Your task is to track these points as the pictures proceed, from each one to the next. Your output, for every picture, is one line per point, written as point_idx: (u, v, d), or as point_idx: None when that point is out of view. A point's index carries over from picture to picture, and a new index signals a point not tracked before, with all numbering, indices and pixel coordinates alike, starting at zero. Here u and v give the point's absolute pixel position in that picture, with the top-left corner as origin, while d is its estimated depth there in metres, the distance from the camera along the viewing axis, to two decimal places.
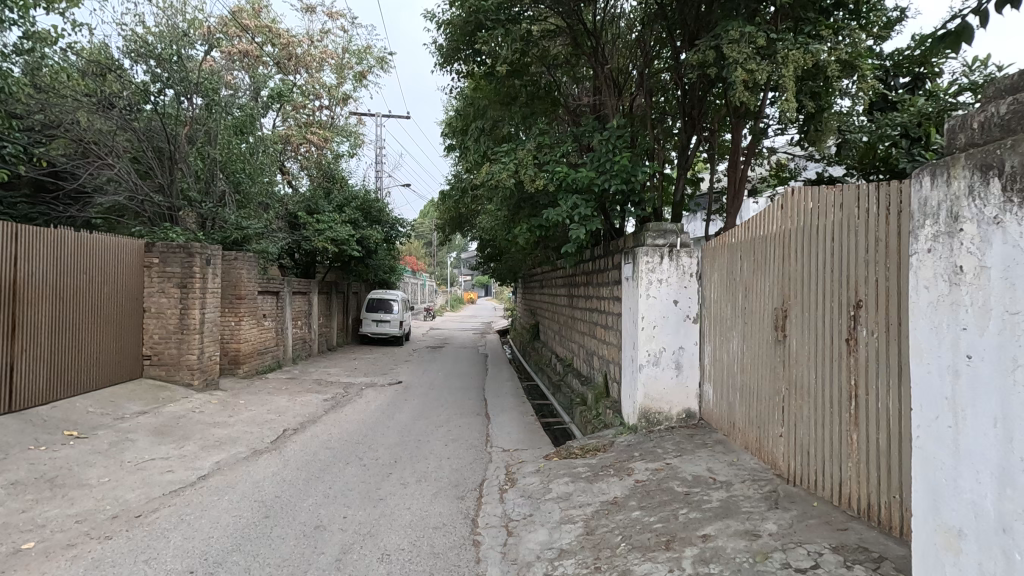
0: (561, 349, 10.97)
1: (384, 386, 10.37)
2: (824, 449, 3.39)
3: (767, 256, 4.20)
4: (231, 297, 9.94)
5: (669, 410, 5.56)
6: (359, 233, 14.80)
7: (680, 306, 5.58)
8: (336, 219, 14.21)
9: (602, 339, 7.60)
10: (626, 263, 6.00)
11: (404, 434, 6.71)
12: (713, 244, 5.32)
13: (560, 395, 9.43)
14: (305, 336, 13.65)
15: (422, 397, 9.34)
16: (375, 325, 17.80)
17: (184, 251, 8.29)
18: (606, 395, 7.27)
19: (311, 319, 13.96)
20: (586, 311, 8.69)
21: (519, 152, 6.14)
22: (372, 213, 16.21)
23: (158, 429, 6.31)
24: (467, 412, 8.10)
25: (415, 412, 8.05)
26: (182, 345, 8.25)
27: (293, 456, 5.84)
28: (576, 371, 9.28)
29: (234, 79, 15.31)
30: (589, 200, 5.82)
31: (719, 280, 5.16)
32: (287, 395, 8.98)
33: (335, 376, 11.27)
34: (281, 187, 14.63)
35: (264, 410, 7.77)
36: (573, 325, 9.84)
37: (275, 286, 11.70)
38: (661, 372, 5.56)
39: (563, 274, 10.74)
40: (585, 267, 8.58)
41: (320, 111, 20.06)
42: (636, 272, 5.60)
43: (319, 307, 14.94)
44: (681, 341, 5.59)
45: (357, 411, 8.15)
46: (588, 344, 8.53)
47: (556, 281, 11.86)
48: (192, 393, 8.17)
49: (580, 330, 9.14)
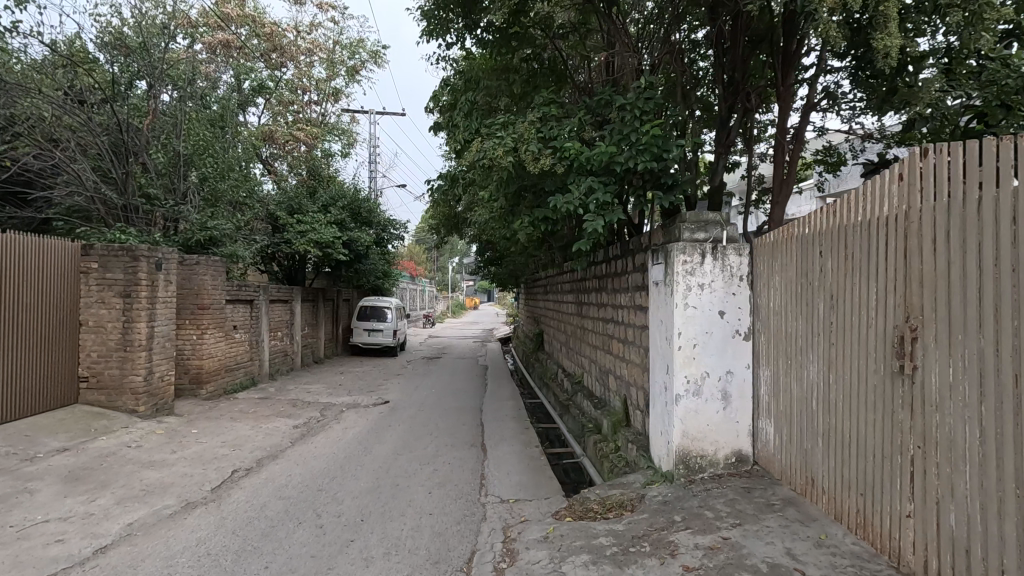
0: (570, 364, 9.72)
1: (368, 407, 9.12)
2: (1002, 552, 2.15)
3: (866, 251, 2.98)
4: (192, 308, 8.73)
5: (713, 454, 4.31)
6: (347, 235, 13.61)
7: (728, 319, 4.35)
8: (321, 219, 13.04)
9: (621, 357, 6.37)
10: (655, 264, 4.77)
11: (381, 477, 5.47)
12: (771, 238, 4.09)
13: (569, 418, 8.16)
14: (287, 349, 12.43)
15: (409, 421, 8.09)
16: (366, 335, 16.59)
17: (128, 254, 7.06)
18: (628, 426, 6.01)
19: (293, 330, 12.75)
20: (599, 322, 7.46)
21: (519, 126, 4.92)
22: (362, 214, 15.02)
23: (71, 475, 5.08)
24: (460, 443, 6.85)
25: (399, 443, 6.80)
26: (125, 366, 7.01)
27: (234, 510, 4.61)
28: (588, 392, 8.01)
29: (212, 71, 14.18)
30: (608, 183, 4.60)
31: (782, 287, 3.91)
32: (252, 420, 7.75)
33: (315, 395, 10.04)
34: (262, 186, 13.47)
35: (217, 442, 6.53)
36: (583, 338, 8.58)
37: (249, 293, 10.49)
38: (703, 404, 4.32)
39: (571, 279, 9.54)
40: (598, 271, 7.36)
41: (309, 107, 18.93)
42: (671, 274, 4.37)
43: (304, 316, 13.73)
44: (729, 364, 4.34)
45: (330, 441, 6.90)
46: (602, 362, 7.29)
47: (563, 287, 10.64)
48: (138, 421, 6.95)
49: (592, 344, 7.90)
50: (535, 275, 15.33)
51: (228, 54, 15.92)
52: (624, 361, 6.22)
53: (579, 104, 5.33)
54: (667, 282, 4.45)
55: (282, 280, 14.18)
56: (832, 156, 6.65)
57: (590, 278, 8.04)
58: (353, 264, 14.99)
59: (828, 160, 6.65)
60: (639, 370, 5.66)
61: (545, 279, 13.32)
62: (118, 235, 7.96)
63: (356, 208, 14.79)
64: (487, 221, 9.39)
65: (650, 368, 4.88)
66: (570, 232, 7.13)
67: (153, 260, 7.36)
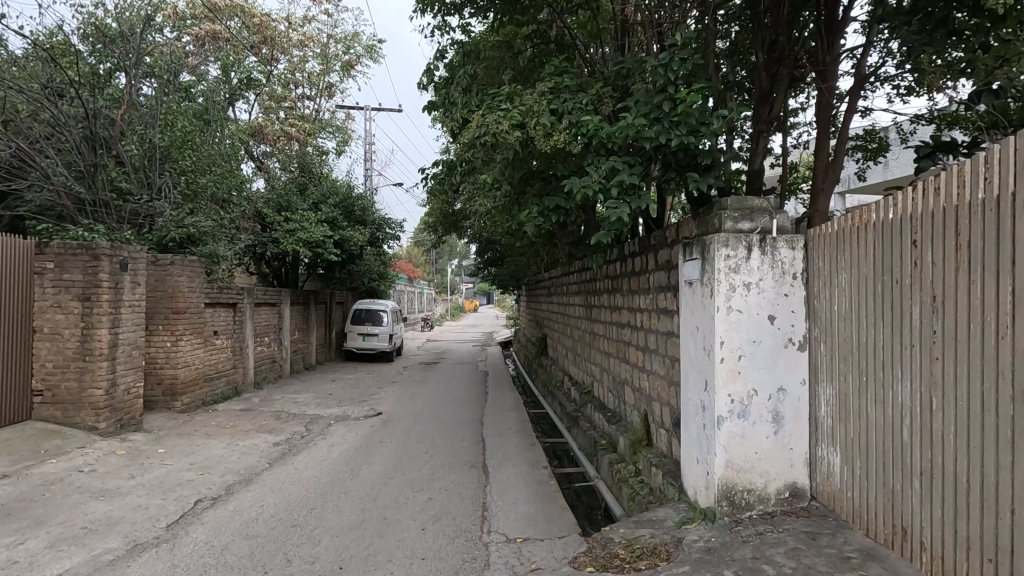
0: (578, 372, 8.99)
1: (358, 420, 8.38)
2: None
3: (994, 239, 2.25)
4: (165, 312, 7.98)
5: (763, 488, 3.58)
6: (340, 234, 12.87)
7: (780, 326, 3.62)
8: (312, 217, 12.29)
9: (640, 367, 5.65)
10: (688, 259, 4.06)
11: (367, 509, 4.72)
12: (836, 227, 3.36)
13: (578, 432, 7.42)
14: (275, 355, 11.70)
15: (402, 436, 7.36)
16: (361, 340, 15.85)
17: (88, 252, 6.33)
18: (651, 446, 5.27)
19: (282, 336, 12.02)
20: (613, 326, 6.73)
21: (527, 98, 4.20)
22: (355, 212, 14.27)
23: (3, 509, 4.35)
24: (458, 463, 6.11)
25: (390, 463, 6.05)
26: (84, 378, 6.26)
27: (190, 553, 3.87)
28: (601, 404, 7.27)
29: (197, 63, 13.50)
30: (634, 164, 3.89)
31: (852, 287, 3.19)
32: (229, 436, 7.01)
33: (303, 406, 9.29)
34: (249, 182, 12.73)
35: (185, 464, 5.79)
36: (594, 344, 7.83)
37: (232, 296, 9.76)
38: (751, 428, 3.59)
39: (580, 280, 8.81)
40: (613, 271, 6.65)
41: (303, 103, 18.25)
42: (710, 272, 3.67)
43: (294, 320, 12.99)
44: (780, 379, 3.61)
45: (313, 462, 6.15)
46: (617, 372, 6.56)
47: (570, 288, 9.92)
48: (98, 439, 6.20)
49: (605, 351, 7.17)
50: (539, 276, 14.59)
51: (216, 46, 15.22)
52: (645, 372, 5.49)
53: (596, 75, 4.61)
54: (705, 280, 3.74)
55: (271, 282, 13.43)
56: (873, 142, 5.95)
57: (601, 278, 7.33)
58: (347, 264, 14.24)
59: (869, 145, 5.94)
60: (664, 382, 4.93)
61: (550, 279, 12.61)
62: (81, 232, 7.23)
63: (350, 206, 14.06)
64: (491, 215, 8.65)
65: (682, 383, 4.16)
66: (582, 224, 6.41)
67: (117, 259, 6.62)
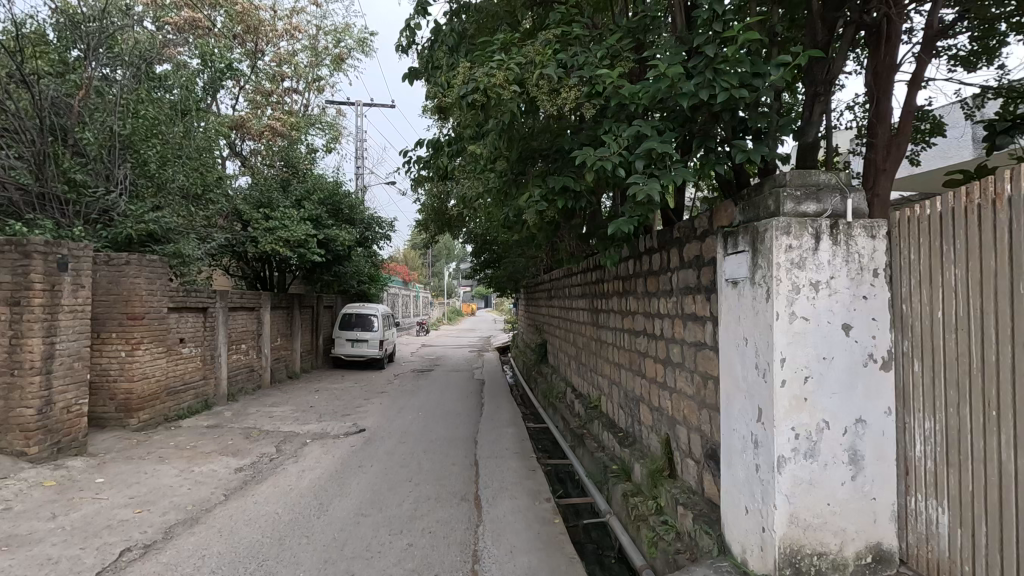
0: (583, 385, 8.13)
1: (338, 438, 7.51)
2: None
3: None
4: (120, 319, 7.11)
5: (839, 551, 2.73)
6: (325, 232, 11.99)
7: (857, 337, 2.78)
8: (294, 214, 11.41)
9: (660, 384, 4.80)
10: (731, 254, 3.22)
11: (331, 560, 3.86)
12: (939, 205, 2.51)
13: (585, 453, 6.57)
14: (253, 364, 10.84)
15: (386, 458, 6.50)
16: (350, 346, 15.00)
17: (18, 250, 5.47)
18: (675, 479, 4.41)
19: (262, 343, 11.15)
20: (626, 333, 5.89)
21: (530, 50, 3.36)
22: (342, 211, 13.38)
23: None
24: (448, 494, 5.24)
25: (367, 496, 5.18)
26: (11, 395, 5.39)
27: None
28: (612, 423, 6.42)
29: (173, 51, 12.67)
30: (665, 128, 3.05)
31: (969, 287, 2.35)
32: (186, 460, 6.13)
33: (278, 420, 8.41)
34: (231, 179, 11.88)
35: (124, 498, 4.92)
36: (602, 354, 6.98)
37: (203, 299, 8.89)
38: (822, 472, 2.74)
39: (586, 282, 7.95)
40: (627, 271, 5.80)
41: (290, 97, 17.38)
42: (765, 268, 2.84)
43: (275, 326, 12.11)
44: (860, 407, 2.76)
45: (277, 493, 5.28)
46: (631, 386, 5.72)
47: (573, 290, 9.07)
48: (26, 466, 5.32)
49: (615, 362, 6.32)
50: (538, 279, 13.72)
51: (197, 34, 14.35)
52: (666, 389, 4.65)
53: (612, 27, 3.75)
54: (757, 279, 2.90)
55: (252, 284, 12.58)
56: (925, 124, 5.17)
57: (611, 280, 6.48)
58: (333, 266, 13.36)
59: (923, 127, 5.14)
60: (693, 404, 4.07)
61: (551, 282, 11.77)
62: (20, 227, 6.37)
63: (337, 204, 13.18)
64: (489, 206, 7.79)
65: (722, 408, 3.32)
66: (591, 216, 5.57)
67: (54, 258, 5.77)
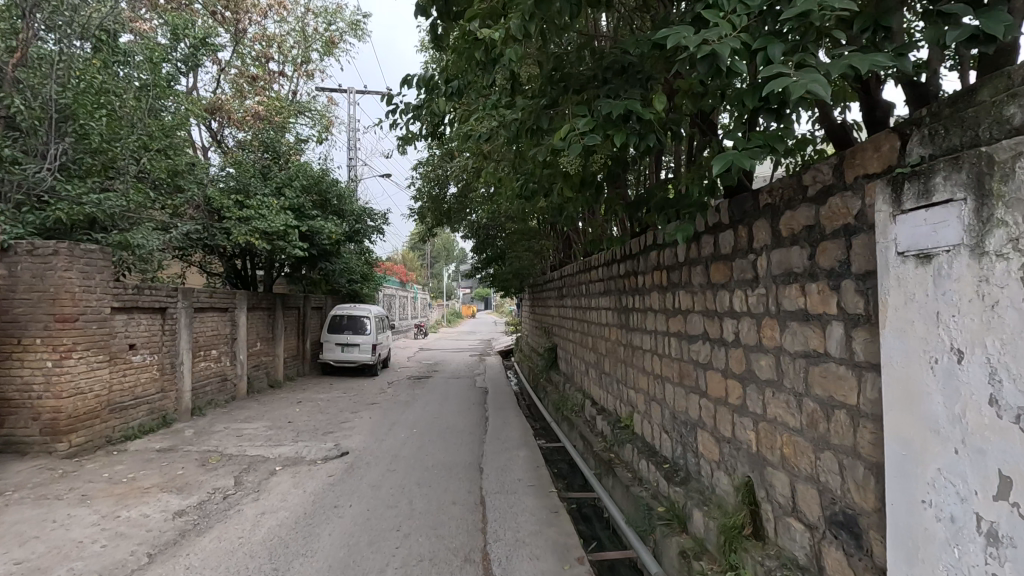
0: (609, 400, 6.87)
1: (314, 464, 6.23)
2: None
3: None
4: (45, 321, 5.83)
5: None
6: (310, 223, 10.63)
7: None
8: (274, 203, 10.04)
9: (735, 409, 3.53)
10: (910, 210, 1.94)
11: None
12: None
13: (618, 488, 5.31)
14: (226, 372, 9.57)
15: (371, 493, 5.22)
16: (340, 351, 13.74)
17: None
18: (767, 545, 3.12)
19: (237, 349, 9.87)
20: (674, 339, 4.64)
21: None
22: (330, 201, 12.07)
23: None
24: (448, 552, 3.95)
25: (340, 555, 3.89)
26: None
27: None
28: (653, 451, 5.14)
29: (141, 23, 11.41)
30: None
31: None
32: (116, 500, 4.85)
33: (247, 441, 7.13)
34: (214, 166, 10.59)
35: (9, 563, 3.63)
36: (636, 365, 5.70)
37: (161, 298, 7.61)
38: None
39: (613, 278, 6.65)
40: (677, 261, 4.54)
41: (277, 82, 16.14)
42: (1016, 226, 1.58)
43: (254, 329, 10.84)
44: None
45: (222, 550, 3.99)
46: (683, 406, 4.46)
47: (595, 286, 7.80)
48: None
49: (657, 375, 5.06)
50: (547, 278, 12.43)
51: (171, 9, 13.11)
52: (748, 416, 3.37)
53: None
54: (993, 248, 1.64)
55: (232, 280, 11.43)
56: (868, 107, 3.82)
57: (650, 272, 5.23)
58: (321, 263, 12.05)
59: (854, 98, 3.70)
60: (803, 444, 2.80)
61: (563, 279, 10.52)
62: None
63: (325, 194, 11.84)
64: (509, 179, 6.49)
65: (888, 462, 2.07)
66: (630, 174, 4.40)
67: None
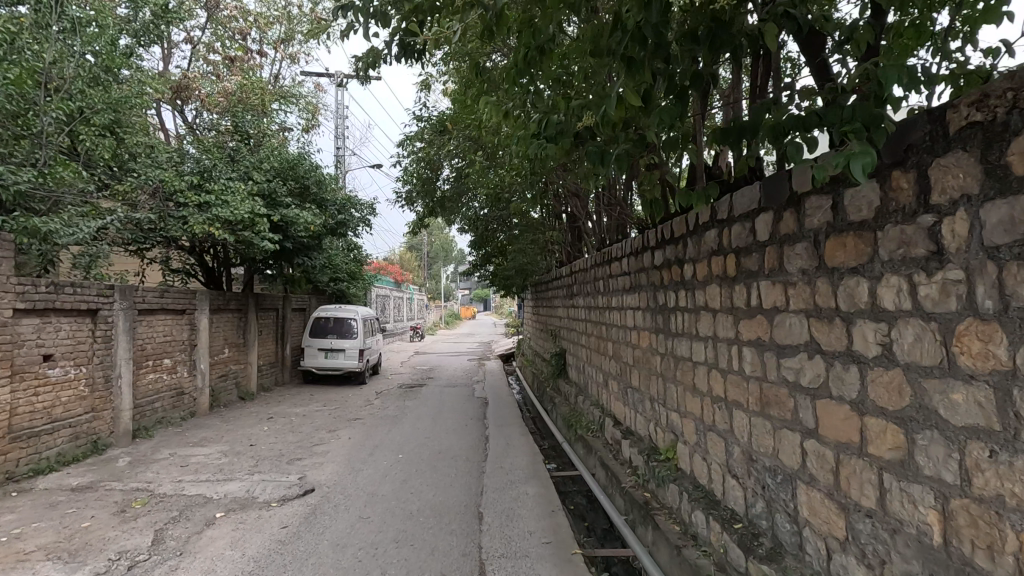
0: (639, 422, 5.54)
1: (268, 507, 4.90)
2: None
3: None
4: None
5: None
6: (284, 212, 9.28)
7: None
8: (240, 187, 8.65)
9: (885, 467, 2.22)
10: None
11: None
12: None
13: (664, 549, 3.99)
14: (184, 384, 8.26)
15: (333, 555, 3.90)
16: (323, 357, 12.41)
17: None
18: None
19: (198, 357, 8.53)
20: (751, 350, 3.33)
21: None
22: (311, 191, 10.74)
23: None
24: None
25: None
26: None
27: None
28: (712, 500, 3.82)
29: None
30: None
31: None
32: None
33: (192, 473, 5.80)
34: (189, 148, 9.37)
35: None
36: (684, 382, 4.38)
37: (91, 298, 6.28)
38: None
39: (646, 270, 5.34)
40: (759, 241, 3.22)
41: (256, 63, 14.81)
42: None
43: (221, 333, 9.52)
44: None
45: None
46: (765, 447, 3.14)
47: (618, 283, 6.49)
48: None
49: (719, 398, 3.75)
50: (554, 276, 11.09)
51: None
52: (923, 485, 2.04)
53: None
54: None
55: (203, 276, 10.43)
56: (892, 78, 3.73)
57: (707, 259, 3.92)
58: (300, 259, 10.70)
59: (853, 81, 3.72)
60: None
61: (575, 276, 9.20)
62: None
63: (304, 182, 10.48)
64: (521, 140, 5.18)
65: None
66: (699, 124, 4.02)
67: None
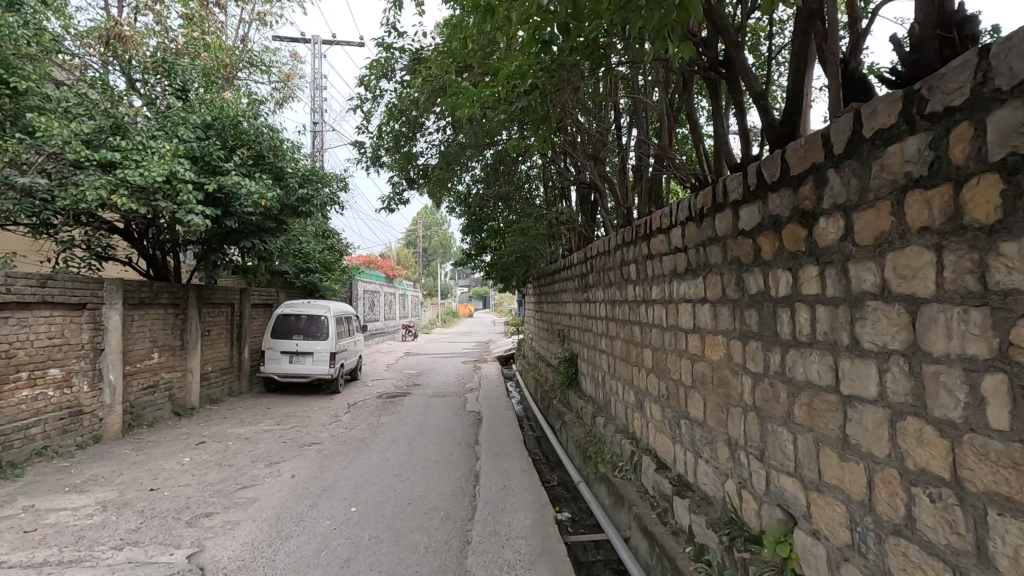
0: (705, 474, 3.65)
1: None
2: None
3: None
4: None
5: None
6: (223, 179, 7.36)
7: None
8: (161, 145, 6.69)
9: None
10: None
11: None
12: None
13: None
14: (84, 401, 6.33)
15: None
16: (287, 361, 10.50)
17: None
18: None
19: (106, 366, 6.60)
20: None
21: None
22: (267, 159, 8.82)
23: None
24: None
25: None
26: None
27: None
28: None
29: None
30: None
31: None
32: None
33: (28, 548, 3.87)
34: (107, 95, 7.38)
35: None
36: (814, 430, 2.49)
37: None
38: None
39: (720, 240, 3.45)
40: None
41: (217, 21, 12.77)
42: None
43: (148, 334, 7.60)
44: None
45: None
46: None
47: (661, 266, 4.56)
48: None
49: (929, 477, 1.85)
50: (562, 265, 9.19)
51: None
52: None
53: None
54: None
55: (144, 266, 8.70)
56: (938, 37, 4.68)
57: (894, 199, 2.01)
58: (254, 242, 8.82)
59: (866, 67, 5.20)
60: None
61: (591, 262, 7.29)
62: None
63: (256, 147, 8.56)
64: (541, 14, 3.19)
65: None
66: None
67: None
